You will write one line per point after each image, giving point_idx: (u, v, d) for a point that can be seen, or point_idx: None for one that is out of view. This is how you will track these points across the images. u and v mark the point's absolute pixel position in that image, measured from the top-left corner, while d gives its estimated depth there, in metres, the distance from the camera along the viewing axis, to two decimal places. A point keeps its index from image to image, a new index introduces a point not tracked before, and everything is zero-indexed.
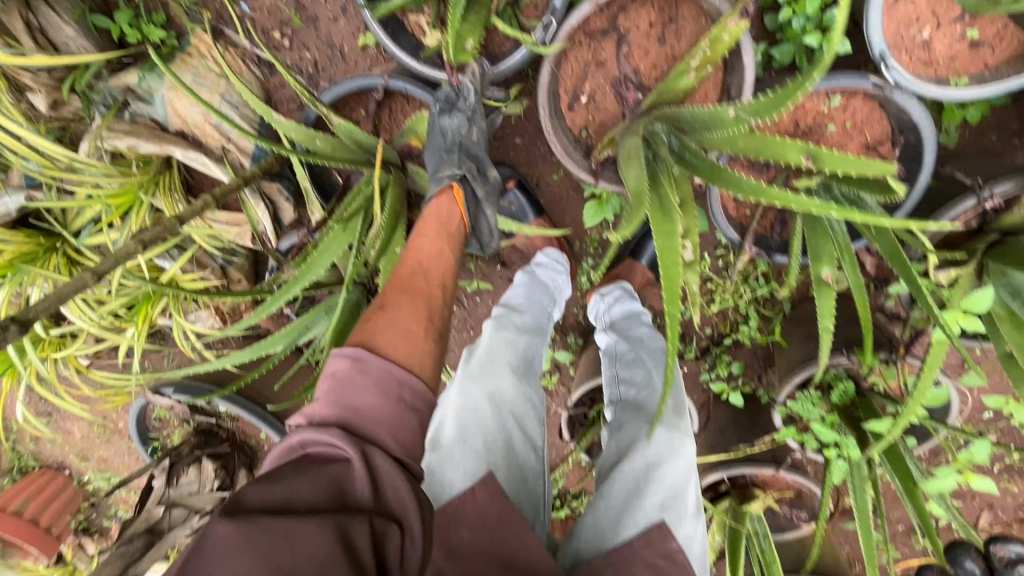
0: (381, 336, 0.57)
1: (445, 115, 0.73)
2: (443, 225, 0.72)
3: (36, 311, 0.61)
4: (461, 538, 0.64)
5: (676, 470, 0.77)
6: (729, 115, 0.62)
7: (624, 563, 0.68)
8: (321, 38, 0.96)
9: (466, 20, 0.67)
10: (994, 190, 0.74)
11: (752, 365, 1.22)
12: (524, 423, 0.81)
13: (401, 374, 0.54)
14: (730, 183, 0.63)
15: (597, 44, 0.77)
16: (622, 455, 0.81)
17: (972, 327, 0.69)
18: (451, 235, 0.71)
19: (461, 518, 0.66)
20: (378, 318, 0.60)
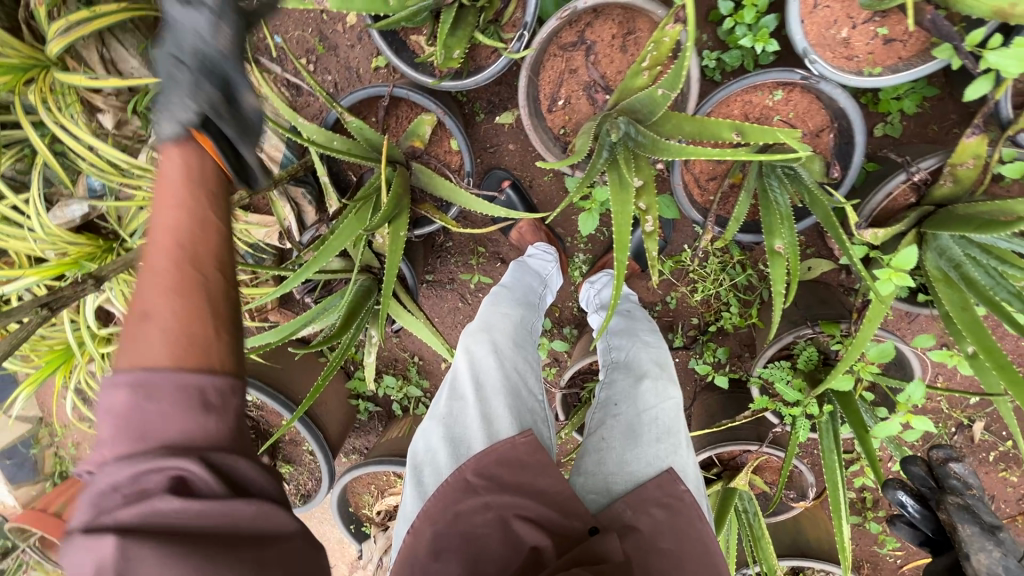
0: (144, 342, 0.46)
1: (177, 10, 0.57)
2: (191, 177, 0.54)
3: (109, 271, 0.76)
4: (500, 474, 0.70)
5: (667, 414, 0.80)
6: (659, 94, 0.74)
7: (638, 504, 0.69)
8: (341, 62, 1.13)
9: (454, 34, 0.80)
10: (921, 165, 0.83)
11: (738, 351, 1.29)
12: (526, 378, 0.85)
13: (203, 380, 0.46)
14: (669, 154, 0.76)
15: (568, 55, 0.91)
16: (621, 408, 0.84)
17: (905, 283, 0.78)
18: (202, 183, 0.54)
19: (496, 457, 0.71)
20: (143, 333, 0.46)
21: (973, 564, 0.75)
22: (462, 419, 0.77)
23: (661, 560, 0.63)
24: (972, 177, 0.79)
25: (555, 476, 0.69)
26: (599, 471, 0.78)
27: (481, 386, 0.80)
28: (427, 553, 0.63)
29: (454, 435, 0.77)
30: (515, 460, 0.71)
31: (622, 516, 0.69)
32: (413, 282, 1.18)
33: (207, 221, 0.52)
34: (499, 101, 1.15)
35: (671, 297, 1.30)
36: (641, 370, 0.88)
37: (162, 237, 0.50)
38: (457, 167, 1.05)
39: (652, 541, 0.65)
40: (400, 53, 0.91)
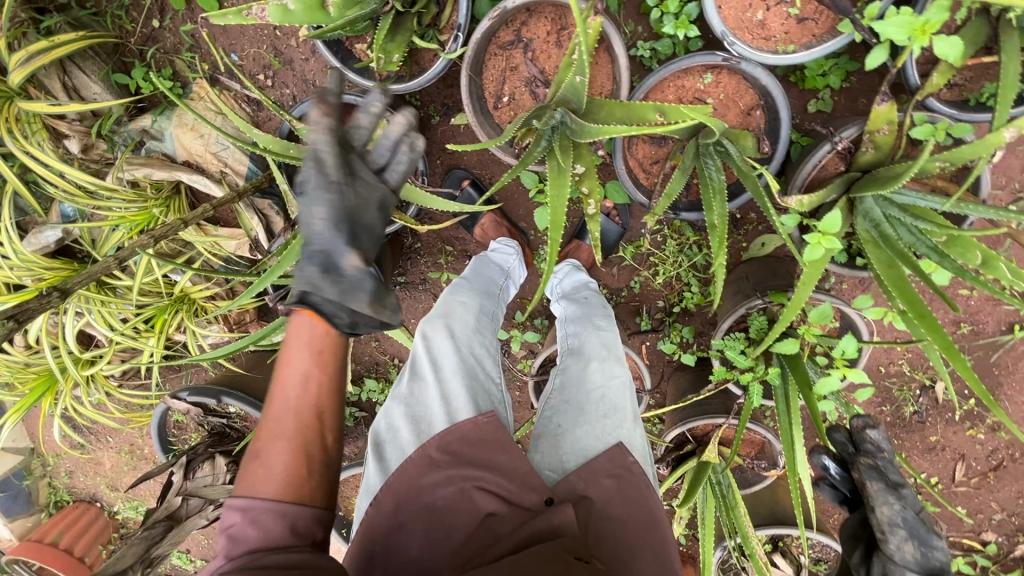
0: (258, 480, 0.60)
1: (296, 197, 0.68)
2: (307, 344, 0.65)
3: (74, 284, 0.80)
4: (460, 450, 0.74)
5: (615, 391, 0.85)
6: (577, 81, 0.79)
7: (590, 476, 0.75)
8: (297, 76, 1.17)
9: (392, 40, 0.85)
10: (843, 134, 0.89)
11: (704, 330, 1.33)
12: (484, 362, 0.89)
13: (293, 512, 0.59)
14: (598, 136, 0.80)
15: (508, 53, 0.96)
16: (576, 388, 0.88)
17: (832, 245, 0.83)
18: (320, 352, 0.66)
19: (457, 435, 0.75)
20: (260, 471, 0.61)
21: (878, 515, 0.82)
22: (422, 400, 0.82)
23: (609, 524, 0.71)
24: (889, 142, 0.83)
25: (514, 453, 0.72)
26: (554, 452, 0.82)
27: (442, 369, 0.85)
28: (389, 525, 0.69)
29: (415, 415, 0.81)
30: (473, 438, 0.74)
31: (575, 488, 0.75)
32: None
33: (315, 389, 0.65)
34: (453, 104, 1.19)
35: (635, 282, 1.34)
36: (589, 351, 0.93)
37: (281, 391, 0.65)
38: (413, 168, 1.09)
39: (604, 510, 0.72)
40: (347, 62, 0.95)
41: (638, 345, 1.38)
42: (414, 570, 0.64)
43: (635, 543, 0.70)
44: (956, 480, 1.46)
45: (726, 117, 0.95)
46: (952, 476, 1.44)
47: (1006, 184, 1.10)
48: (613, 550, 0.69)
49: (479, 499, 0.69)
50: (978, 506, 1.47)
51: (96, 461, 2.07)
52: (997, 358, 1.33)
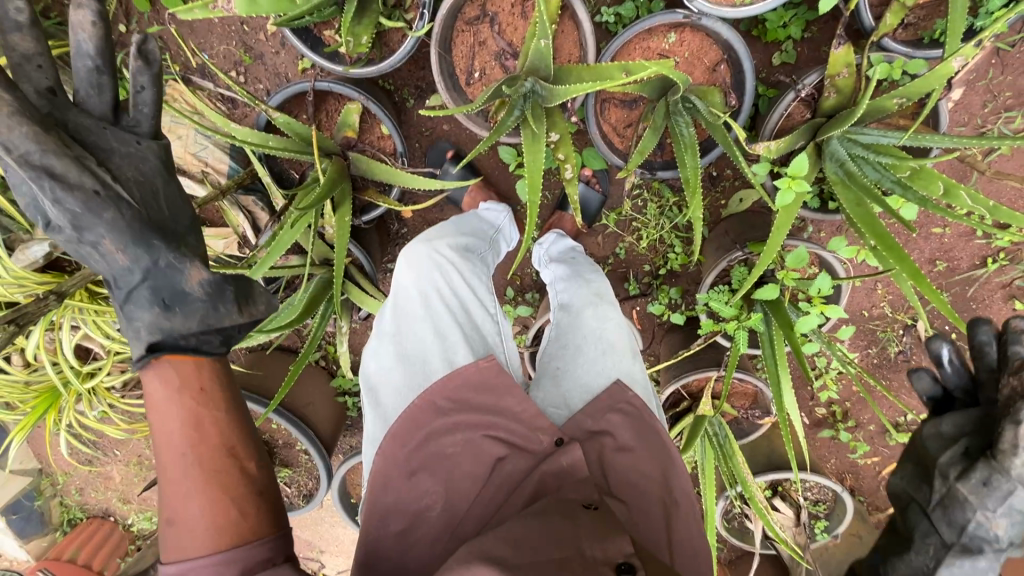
0: (180, 541, 0.56)
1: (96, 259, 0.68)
2: (176, 387, 0.64)
3: (71, 287, 0.80)
4: (465, 397, 0.78)
5: (611, 332, 0.93)
6: (542, 46, 0.80)
7: (597, 413, 0.83)
8: (269, 71, 1.19)
9: (359, 22, 0.86)
10: (805, 82, 0.91)
11: (690, 289, 1.37)
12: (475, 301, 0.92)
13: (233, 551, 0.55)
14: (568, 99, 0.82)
15: (475, 29, 0.98)
16: (575, 334, 0.94)
17: (803, 189, 0.86)
18: (194, 389, 0.64)
19: (458, 378, 0.78)
20: (181, 533, 0.57)
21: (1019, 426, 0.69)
22: (422, 343, 0.85)
23: (622, 453, 0.78)
24: (849, 84, 0.86)
25: (520, 397, 0.77)
26: (556, 394, 0.90)
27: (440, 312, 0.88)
28: (403, 474, 0.72)
29: (414, 358, 0.84)
30: (477, 383, 0.78)
31: (585, 425, 0.82)
32: (371, 269, 1.23)
33: (211, 421, 0.63)
34: (426, 86, 1.21)
35: (620, 249, 1.37)
36: (580, 301, 0.99)
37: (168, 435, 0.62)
38: (391, 151, 1.11)
39: (614, 443, 0.79)
40: (317, 49, 0.96)
41: (629, 311, 1.41)
42: (433, 513, 0.69)
43: (644, 467, 0.77)
44: None
45: (693, 75, 0.97)
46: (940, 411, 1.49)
47: (968, 121, 1.13)
48: (627, 478, 0.76)
49: (491, 445, 0.74)
50: None
51: (106, 476, 2.09)
52: (974, 292, 1.38)
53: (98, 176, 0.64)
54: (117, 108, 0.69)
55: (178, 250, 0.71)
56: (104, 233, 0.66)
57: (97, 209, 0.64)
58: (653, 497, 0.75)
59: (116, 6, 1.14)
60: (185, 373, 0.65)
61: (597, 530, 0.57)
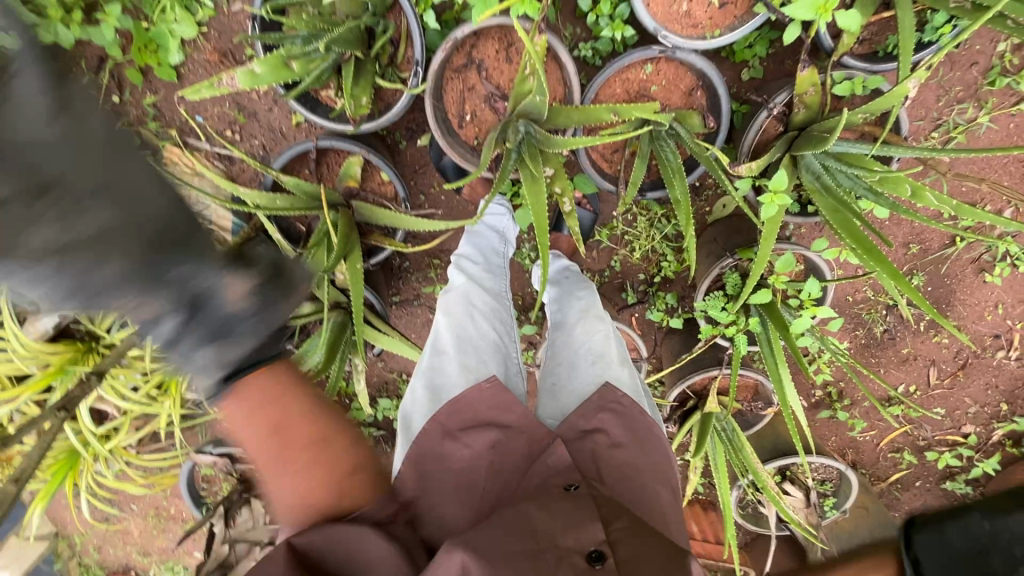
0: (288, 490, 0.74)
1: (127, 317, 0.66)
2: (263, 395, 0.75)
3: (108, 364, 0.82)
4: (469, 413, 0.88)
5: (598, 344, 1.04)
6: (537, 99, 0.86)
7: (589, 414, 0.91)
8: (264, 126, 1.22)
9: (357, 85, 0.91)
10: (776, 101, 0.99)
11: (685, 293, 1.44)
12: (485, 331, 1.05)
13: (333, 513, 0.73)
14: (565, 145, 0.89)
15: (464, 75, 1.03)
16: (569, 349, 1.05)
17: (784, 201, 0.93)
18: (282, 390, 0.77)
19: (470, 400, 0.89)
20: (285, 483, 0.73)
21: None
22: (440, 371, 0.96)
23: (614, 448, 0.86)
24: (816, 101, 0.94)
25: (519, 411, 0.88)
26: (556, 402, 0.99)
27: (449, 342, 1.00)
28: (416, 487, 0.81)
29: (433, 384, 0.95)
30: (485, 403, 0.89)
31: (577, 425, 0.90)
32: (381, 307, 1.28)
33: (301, 409, 0.77)
34: (416, 127, 1.25)
35: (615, 261, 1.43)
36: (571, 318, 1.11)
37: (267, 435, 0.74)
38: (392, 195, 1.15)
39: (607, 441, 0.87)
40: (316, 110, 1.00)
41: (628, 318, 1.48)
42: (444, 518, 0.77)
43: (635, 459, 0.85)
44: (930, 384, 1.60)
45: (671, 101, 1.04)
46: (927, 382, 1.59)
47: (926, 116, 1.22)
48: (620, 470, 0.83)
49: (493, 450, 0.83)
50: (953, 403, 1.62)
51: (125, 531, 2.09)
52: (946, 270, 1.47)
53: (85, 219, 0.60)
54: (60, 109, 0.61)
55: (204, 270, 0.69)
56: (111, 288, 0.63)
57: (96, 267, 0.61)
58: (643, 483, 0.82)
59: (109, 78, 1.17)
60: (264, 380, 0.77)
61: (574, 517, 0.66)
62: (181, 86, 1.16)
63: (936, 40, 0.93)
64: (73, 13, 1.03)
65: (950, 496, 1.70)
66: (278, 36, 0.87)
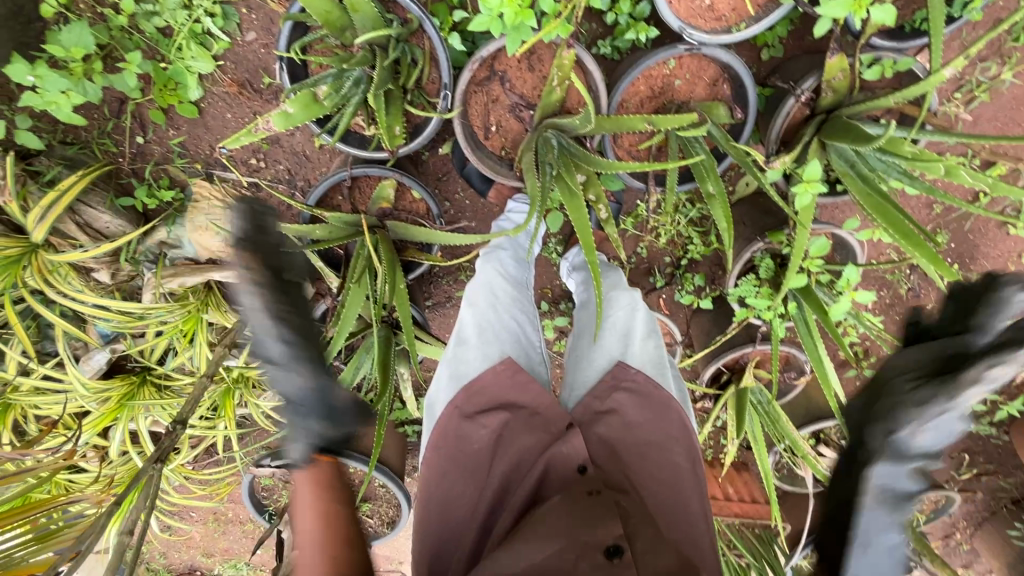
0: None
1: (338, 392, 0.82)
2: (314, 488, 0.75)
3: (187, 410, 0.85)
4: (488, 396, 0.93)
5: (621, 323, 1.06)
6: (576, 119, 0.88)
7: (602, 394, 0.96)
8: (287, 151, 1.23)
9: (389, 114, 0.92)
10: (803, 87, 0.99)
11: (712, 273, 1.46)
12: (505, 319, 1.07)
13: None
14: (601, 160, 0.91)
15: (487, 88, 1.03)
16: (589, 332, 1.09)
17: (819, 190, 0.94)
18: (328, 490, 0.76)
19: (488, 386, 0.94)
20: None
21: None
22: (461, 359, 0.98)
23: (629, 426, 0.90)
24: (845, 84, 0.94)
25: (533, 392, 0.95)
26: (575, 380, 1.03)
27: (470, 330, 1.03)
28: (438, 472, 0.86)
29: (455, 372, 0.97)
30: (501, 385, 0.95)
31: (595, 406, 0.95)
32: (421, 317, 1.31)
33: (338, 513, 0.74)
34: (437, 136, 1.26)
35: (641, 247, 1.46)
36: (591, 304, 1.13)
37: (308, 531, 0.72)
38: (424, 211, 1.16)
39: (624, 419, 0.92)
40: (347, 138, 1.01)
41: (657, 301, 1.52)
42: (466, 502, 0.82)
43: (653, 436, 0.89)
44: None
45: (696, 93, 1.04)
46: None
47: (949, 76, 1.21)
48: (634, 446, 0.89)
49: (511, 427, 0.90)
50: None
51: (188, 536, 2.23)
52: (970, 225, 1.49)
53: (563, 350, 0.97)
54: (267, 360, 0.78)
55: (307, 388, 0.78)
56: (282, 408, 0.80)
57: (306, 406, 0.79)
58: (660, 478, 0.84)
59: (131, 119, 1.18)
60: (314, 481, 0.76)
61: (595, 515, 0.72)
62: (203, 121, 1.18)
63: (964, 12, 0.93)
64: (93, 63, 1.03)
65: (973, 437, 1.77)
66: (310, 80, 0.88)
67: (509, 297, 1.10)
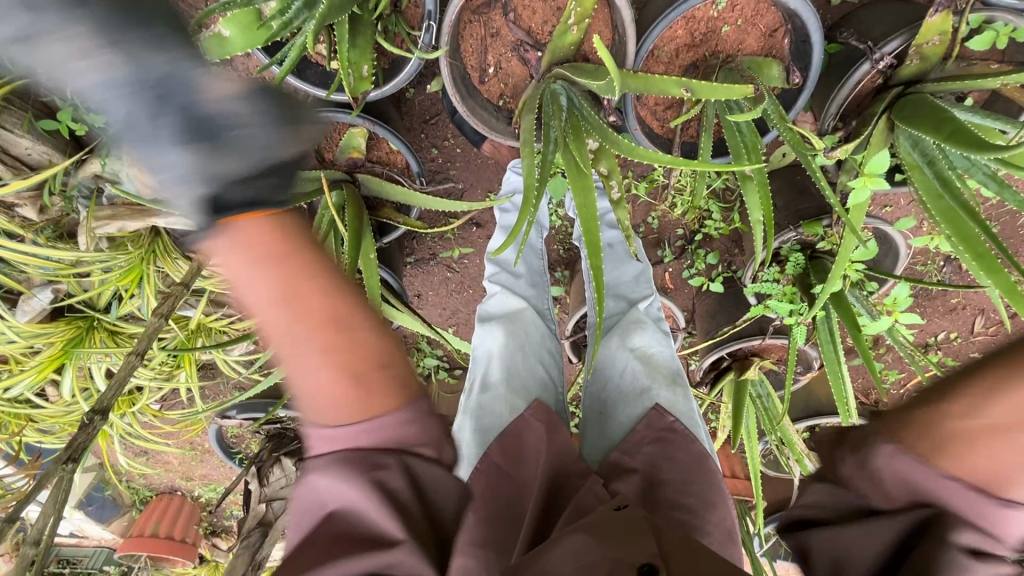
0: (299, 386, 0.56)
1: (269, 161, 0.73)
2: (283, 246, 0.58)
3: (109, 398, 0.74)
4: (493, 451, 0.71)
5: (653, 357, 0.87)
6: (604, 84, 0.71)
7: (631, 447, 0.74)
8: (243, 76, 1.03)
9: (355, 50, 0.73)
10: (885, 50, 0.79)
11: (727, 251, 1.32)
12: (537, 351, 0.88)
13: (366, 445, 0.56)
14: (616, 143, 0.75)
15: (485, 17, 0.82)
16: (619, 370, 0.88)
17: (881, 188, 0.77)
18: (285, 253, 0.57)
19: (521, 436, 0.73)
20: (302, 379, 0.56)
21: None
22: (485, 410, 0.78)
23: (675, 469, 0.70)
24: (938, 53, 0.74)
25: (563, 438, 0.72)
26: (604, 431, 0.82)
27: (490, 375, 0.83)
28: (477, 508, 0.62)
29: (481, 427, 0.78)
30: (530, 433, 0.73)
31: (619, 460, 0.73)
32: (398, 284, 1.16)
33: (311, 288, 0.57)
34: (425, 70, 1.05)
35: (652, 217, 1.30)
36: (619, 327, 0.93)
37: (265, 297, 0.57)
38: (403, 165, 0.99)
39: (667, 477, 0.69)
40: (306, 73, 0.81)
41: (661, 275, 1.38)
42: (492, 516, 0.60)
43: (700, 488, 0.69)
44: (977, 334, 1.52)
45: (746, 43, 0.84)
46: (972, 331, 1.51)
47: None
48: (685, 488, 0.68)
49: (519, 472, 0.68)
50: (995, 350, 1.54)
51: (166, 460, 2.24)
52: None
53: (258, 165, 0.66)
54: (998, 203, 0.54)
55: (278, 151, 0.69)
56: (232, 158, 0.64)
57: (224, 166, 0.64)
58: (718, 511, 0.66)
59: None
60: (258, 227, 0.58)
61: (623, 531, 0.49)
62: None
63: None
64: None
65: None
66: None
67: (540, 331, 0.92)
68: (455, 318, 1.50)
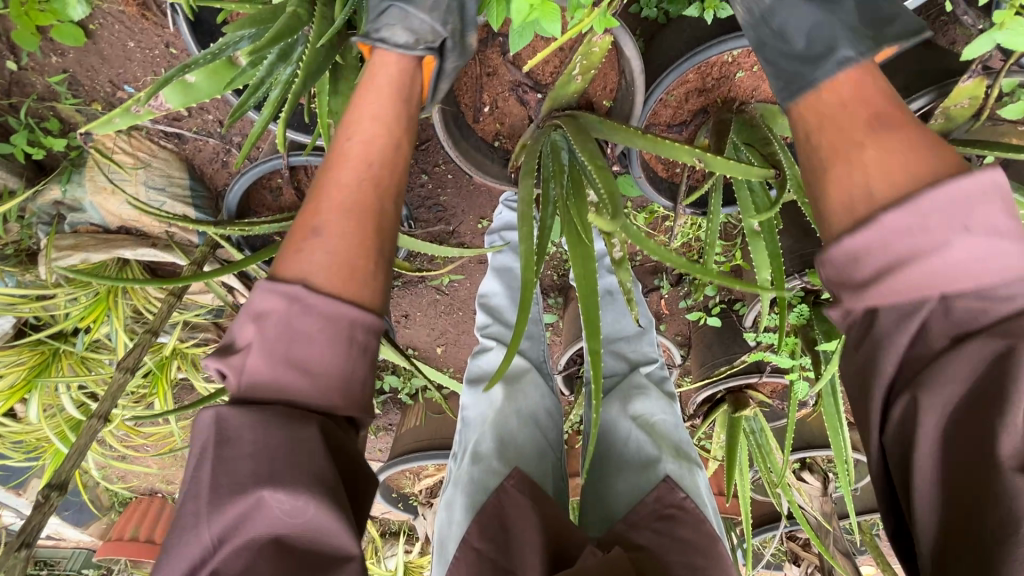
0: (308, 258, 0.46)
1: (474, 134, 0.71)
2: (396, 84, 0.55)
3: (66, 471, 0.68)
4: (471, 541, 0.62)
5: (657, 425, 0.82)
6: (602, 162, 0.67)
7: (637, 521, 0.68)
8: (218, 99, 0.96)
9: (337, 99, 0.70)
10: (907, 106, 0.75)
11: (726, 281, 1.28)
12: (536, 413, 0.83)
13: (349, 314, 0.45)
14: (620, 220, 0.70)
15: (482, 55, 0.75)
16: (621, 439, 0.83)
17: None
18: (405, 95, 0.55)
19: (502, 511, 0.66)
20: (310, 248, 0.46)
21: None
22: (475, 483, 0.72)
23: (682, 547, 0.63)
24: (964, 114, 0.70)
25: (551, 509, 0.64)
26: (605, 506, 0.77)
27: (482, 441, 0.77)
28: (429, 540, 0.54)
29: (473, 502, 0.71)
30: (515, 502, 0.66)
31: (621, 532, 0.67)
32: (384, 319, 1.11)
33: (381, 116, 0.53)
34: None
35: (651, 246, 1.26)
36: (621, 389, 0.88)
37: (361, 136, 0.51)
38: None
39: (674, 555, 0.62)
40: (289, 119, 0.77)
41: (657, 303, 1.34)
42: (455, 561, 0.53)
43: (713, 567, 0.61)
44: None
45: (760, 89, 0.79)
46: None
47: None
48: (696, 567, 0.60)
49: (505, 554, 0.59)
50: None
51: (146, 465, 2.18)
52: None
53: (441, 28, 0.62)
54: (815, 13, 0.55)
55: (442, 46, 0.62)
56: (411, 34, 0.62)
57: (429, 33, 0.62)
58: None
59: None
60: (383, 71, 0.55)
61: None
62: (95, 48, 0.88)
63: None
64: None
65: None
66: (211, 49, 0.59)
67: (538, 389, 0.87)
68: (444, 340, 1.45)
